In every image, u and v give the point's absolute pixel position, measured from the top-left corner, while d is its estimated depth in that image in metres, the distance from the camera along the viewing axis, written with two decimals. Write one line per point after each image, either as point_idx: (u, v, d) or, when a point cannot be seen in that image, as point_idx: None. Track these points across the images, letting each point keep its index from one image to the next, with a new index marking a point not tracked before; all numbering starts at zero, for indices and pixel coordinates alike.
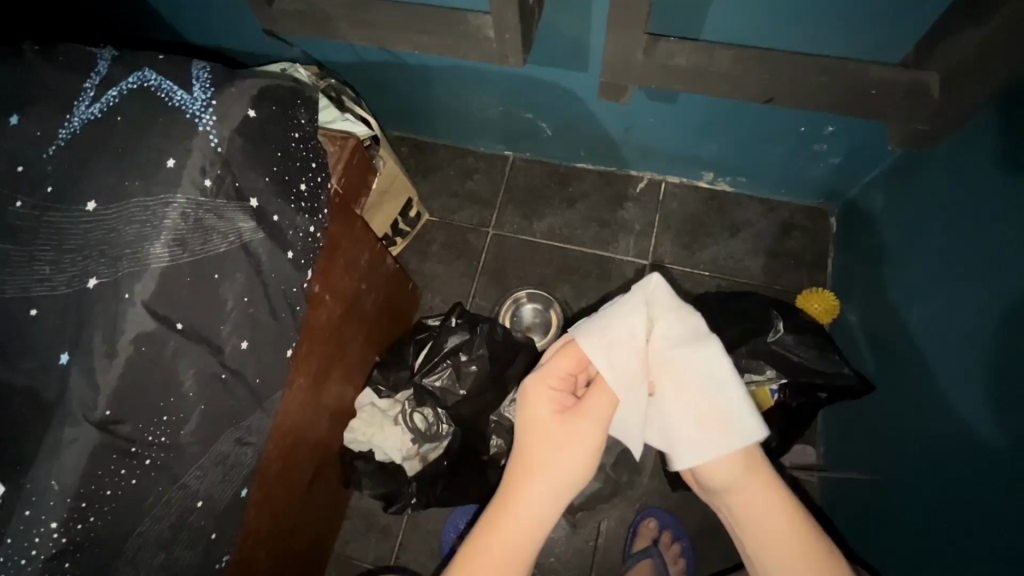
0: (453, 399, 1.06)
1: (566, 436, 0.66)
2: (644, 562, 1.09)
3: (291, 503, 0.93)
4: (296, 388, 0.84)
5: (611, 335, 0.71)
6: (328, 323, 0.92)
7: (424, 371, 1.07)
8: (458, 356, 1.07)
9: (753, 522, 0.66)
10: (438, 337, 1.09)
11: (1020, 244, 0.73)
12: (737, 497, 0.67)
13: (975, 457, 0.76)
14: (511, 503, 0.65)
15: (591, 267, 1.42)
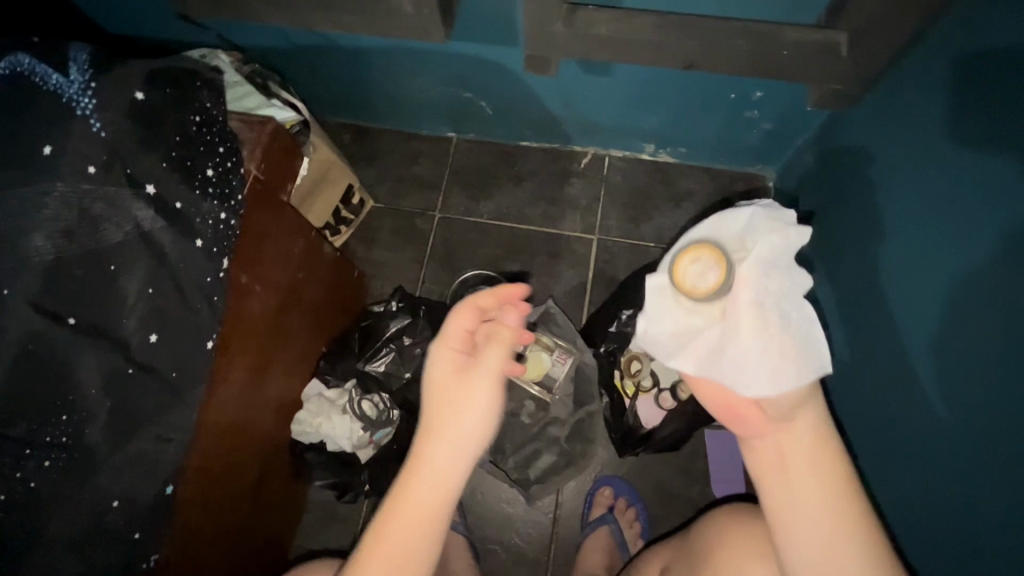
0: (397, 383, 1.07)
1: (459, 392, 0.66)
2: (601, 529, 1.12)
3: (240, 500, 0.92)
4: (230, 382, 0.84)
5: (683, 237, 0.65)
6: (262, 315, 0.90)
7: (367, 357, 1.06)
8: (400, 341, 1.07)
9: (819, 476, 0.60)
10: (381, 322, 1.08)
11: (929, 194, 0.77)
12: (804, 448, 0.61)
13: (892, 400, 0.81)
14: (411, 468, 0.65)
15: (540, 245, 1.42)
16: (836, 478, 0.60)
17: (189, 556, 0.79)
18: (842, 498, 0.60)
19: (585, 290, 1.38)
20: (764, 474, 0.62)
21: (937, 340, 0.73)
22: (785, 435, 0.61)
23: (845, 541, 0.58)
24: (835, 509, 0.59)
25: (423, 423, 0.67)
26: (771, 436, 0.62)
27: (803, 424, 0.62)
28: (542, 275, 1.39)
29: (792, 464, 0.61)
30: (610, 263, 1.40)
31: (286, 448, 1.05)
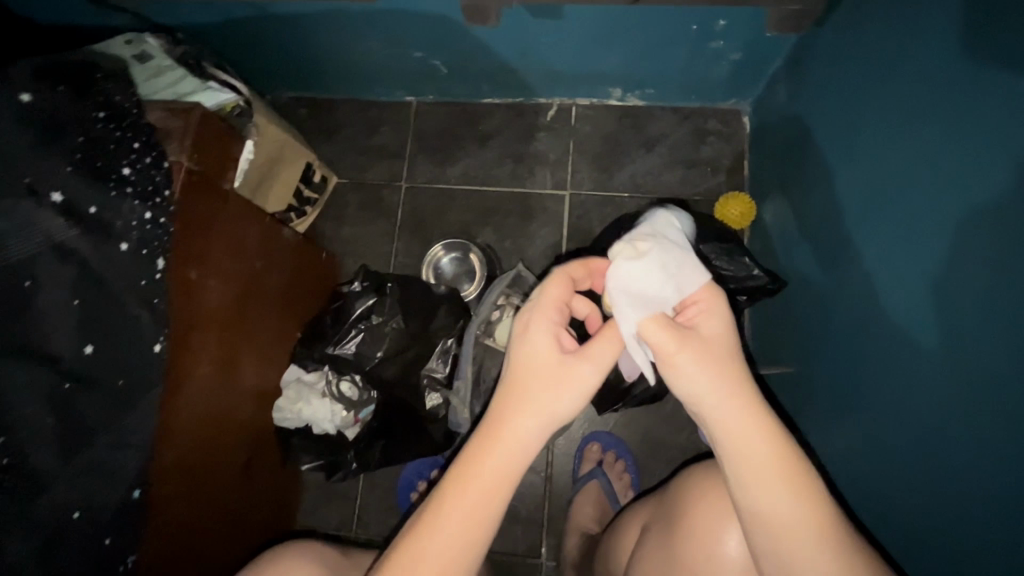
0: (371, 362, 1.05)
1: (557, 377, 0.61)
2: (590, 484, 1.13)
3: (229, 488, 0.94)
4: (199, 377, 0.84)
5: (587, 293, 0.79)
6: (223, 308, 0.89)
7: (337, 341, 1.05)
8: (371, 320, 1.06)
9: (750, 451, 0.58)
10: (347, 304, 1.08)
11: (908, 113, 0.71)
12: (732, 424, 0.58)
13: (860, 336, 0.79)
14: (493, 444, 0.60)
15: (511, 206, 1.37)
16: (770, 452, 0.58)
17: (178, 547, 0.82)
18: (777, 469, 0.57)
19: (561, 248, 1.34)
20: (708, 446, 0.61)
21: (896, 271, 0.71)
22: (713, 412, 0.59)
23: (781, 513, 0.57)
24: (769, 480, 0.57)
25: (505, 387, 0.62)
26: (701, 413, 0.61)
27: (729, 401, 0.59)
28: (515, 237, 1.35)
29: (726, 438, 0.59)
30: (584, 218, 1.35)
31: (272, 434, 1.06)
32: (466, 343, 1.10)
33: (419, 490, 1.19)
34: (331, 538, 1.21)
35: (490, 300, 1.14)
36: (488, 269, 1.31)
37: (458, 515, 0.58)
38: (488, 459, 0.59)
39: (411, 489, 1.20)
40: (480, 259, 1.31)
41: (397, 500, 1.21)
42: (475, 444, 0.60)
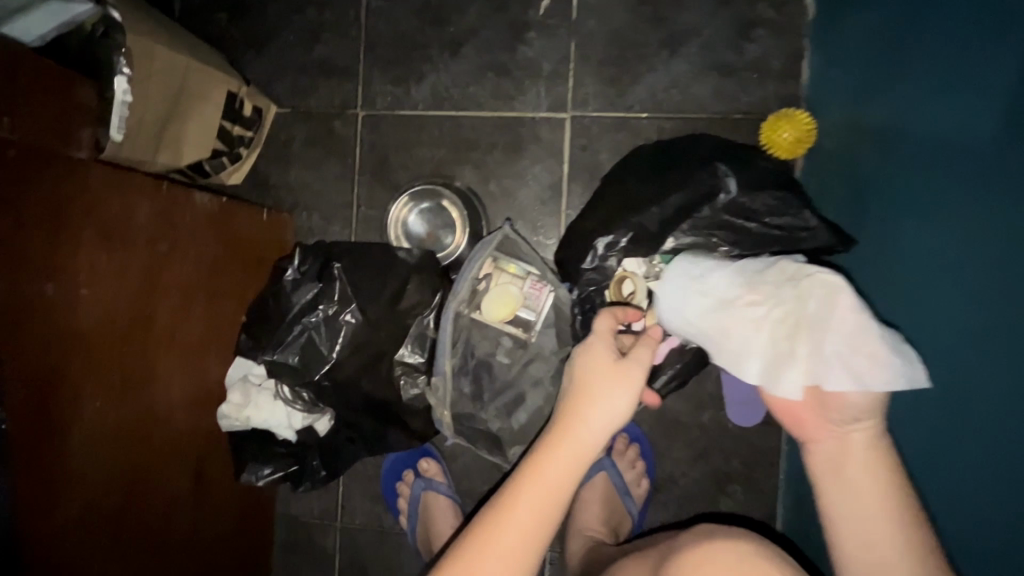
0: (320, 370, 0.85)
1: (611, 381, 0.62)
2: (598, 476, 1.00)
3: (176, 516, 0.81)
4: (95, 409, 0.67)
5: (699, 290, 0.77)
6: (121, 315, 0.70)
7: (276, 342, 0.86)
8: (317, 313, 0.85)
9: (865, 481, 0.65)
10: (284, 297, 0.87)
11: None
12: (859, 458, 0.66)
13: (984, 337, 0.58)
14: (562, 447, 0.60)
15: (496, 135, 1.07)
16: (882, 476, 0.65)
17: None
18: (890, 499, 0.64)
19: (560, 190, 1.05)
20: (822, 473, 0.68)
21: (981, 275, 0.58)
22: (842, 441, 0.67)
23: (888, 539, 0.62)
24: (886, 513, 0.63)
25: (572, 400, 0.63)
26: (826, 438, 0.69)
27: (863, 434, 0.67)
28: (502, 178, 1.07)
29: (847, 470, 0.66)
30: (590, 149, 1.05)
31: (223, 442, 0.91)
32: (442, 325, 0.90)
33: (405, 480, 1.06)
34: (316, 528, 1.11)
35: (467, 276, 0.91)
36: (471, 222, 1.05)
37: (522, 517, 0.58)
38: (551, 464, 0.59)
39: (397, 478, 1.08)
40: (460, 210, 1.05)
41: (381, 489, 1.09)
42: (542, 447, 0.61)
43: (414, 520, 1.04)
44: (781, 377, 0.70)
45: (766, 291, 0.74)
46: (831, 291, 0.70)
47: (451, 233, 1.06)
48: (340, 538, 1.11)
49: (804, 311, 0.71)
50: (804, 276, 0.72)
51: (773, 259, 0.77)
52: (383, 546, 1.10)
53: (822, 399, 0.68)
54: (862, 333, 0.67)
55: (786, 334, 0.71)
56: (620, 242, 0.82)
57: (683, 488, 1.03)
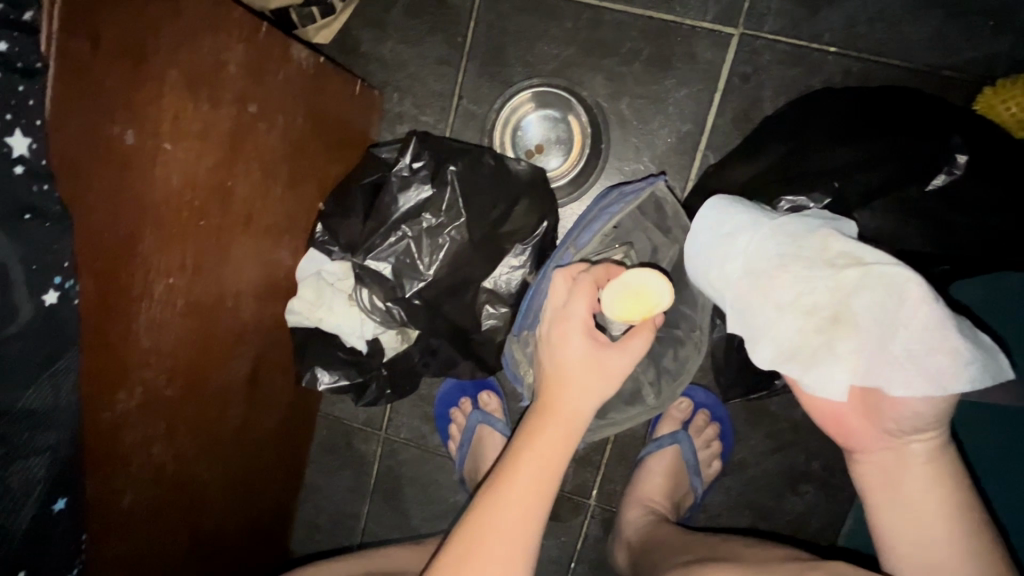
0: (412, 287, 0.76)
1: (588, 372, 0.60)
2: (669, 448, 0.93)
3: (228, 410, 0.75)
4: (163, 291, 0.57)
5: (725, 259, 0.65)
6: (201, 184, 0.58)
7: (369, 247, 0.75)
8: (420, 223, 0.75)
9: (928, 503, 0.58)
10: (385, 194, 0.75)
11: None
12: (919, 473, 0.58)
13: None
14: (549, 420, 0.61)
15: (641, 42, 0.88)
16: (946, 495, 0.58)
17: (162, 484, 0.66)
18: (964, 529, 0.57)
19: (703, 126, 0.88)
20: (873, 490, 0.61)
21: None
22: (897, 454, 0.59)
23: (957, 570, 0.56)
24: (951, 540, 0.57)
25: (553, 385, 0.63)
26: (881, 450, 0.60)
27: (922, 446, 0.58)
28: (636, 97, 0.89)
29: (905, 487, 0.59)
30: (754, 80, 0.86)
31: (287, 336, 0.84)
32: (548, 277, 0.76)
33: (461, 408, 1.01)
34: (358, 433, 1.08)
35: (600, 231, 0.76)
36: (591, 142, 0.90)
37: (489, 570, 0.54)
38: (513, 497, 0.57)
39: (452, 404, 1.02)
40: (582, 123, 0.90)
41: (432, 411, 1.04)
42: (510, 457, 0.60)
43: (464, 450, 1.00)
44: (818, 375, 0.57)
45: (798, 269, 0.59)
46: (894, 285, 0.55)
47: (566, 151, 0.91)
48: (381, 448, 1.07)
49: (849, 301, 0.57)
50: (855, 264, 0.57)
51: (815, 227, 0.61)
52: (424, 465, 1.07)
53: (870, 403, 0.58)
54: (919, 330, 0.54)
55: (823, 324, 0.58)
56: (809, 206, 0.70)
57: (753, 478, 0.95)
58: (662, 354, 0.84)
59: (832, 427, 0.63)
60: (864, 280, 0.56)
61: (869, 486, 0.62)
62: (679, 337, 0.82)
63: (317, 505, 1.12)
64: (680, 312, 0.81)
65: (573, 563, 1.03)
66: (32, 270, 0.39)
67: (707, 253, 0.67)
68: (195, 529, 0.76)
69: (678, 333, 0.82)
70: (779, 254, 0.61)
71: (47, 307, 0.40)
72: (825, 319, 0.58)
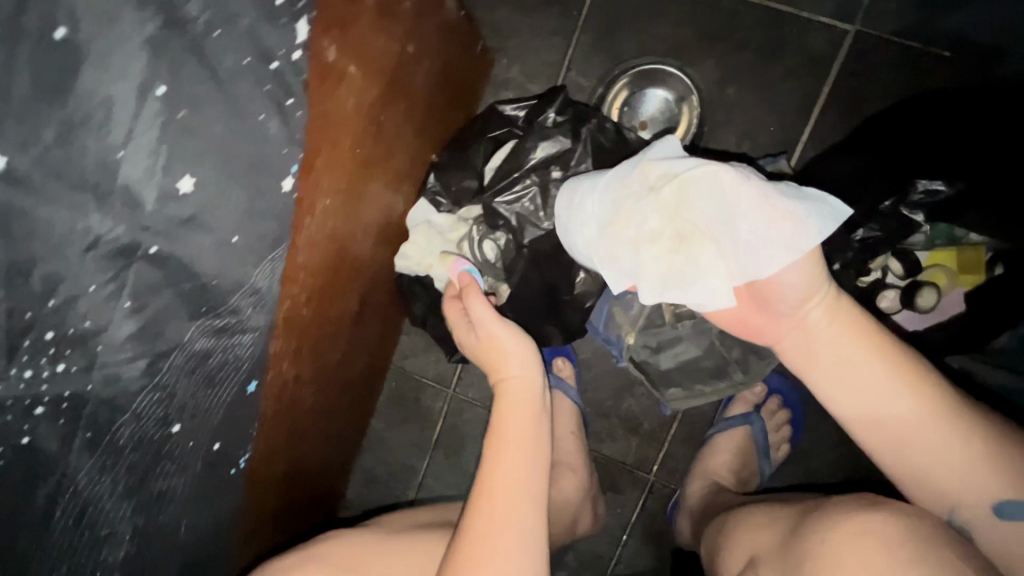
0: (529, 235, 0.80)
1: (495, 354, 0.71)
2: (739, 428, 0.95)
3: (338, 340, 0.79)
4: (321, 211, 0.60)
5: (587, 216, 0.68)
6: (365, 113, 0.61)
7: (497, 188, 0.79)
8: (549, 177, 0.79)
9: (847, 358, 0.61)
10: (522, 142, 0.80)
11: None
12: (825, 336, 0.61)
13: None
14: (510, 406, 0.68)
15: (755, 31, 0.90)
16: (886, 363, 0.59)
17: (289, 399, 0.70)
18: (915, 400, 0.58)
19: (807, 117, 0.90)
20: (814, 382, 0.63)
21: None
22: (803, 329, 0.62)
23: (936, 446, 0.57)
24: (917, 414, 0.58)
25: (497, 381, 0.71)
26: (790, 331, 0.63)
27: (818, 312, 0.61)
28: (744, 84, 0.91)
29: (866, 397, 0.60)
30: (864, 77, 0.88)
31: (388, 280, 0.87)
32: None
33: None
34: (426, 389, 1.11)
35: None
36: (695, 123, 0.93)
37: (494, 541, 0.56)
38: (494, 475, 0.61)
39: None
40: (688, 105, 0.92)
41: None
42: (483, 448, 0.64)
43: None
44: (701, 290, 0.61)
45: (635, 205, 0.63)
46: (712, 182, 0.59)
47: (669, 130, 0.93)
48: (448, 405, 1.10)
49: (681, 212, 0.61)
50: (674, 177, 0.61)
51: (632, 162, 0.66)
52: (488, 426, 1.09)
53: (759, 298, 0.62)
54: (741, 230, 0.58)
55: (675, 245, 0.62)
56: (944, 190, 0.74)
57: (816, 467, 0.97)
58: None
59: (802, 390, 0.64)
60: (694, 181, 0.60)
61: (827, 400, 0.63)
62: None
63: (378, 457, 1.14)
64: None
65: (625, 535, 1.05)
66: (284, 155, 0.45)
67: (567, 217, 0.70)
68: (292, 454, 0.79)
69: None
70: (619, 195, 0.65)
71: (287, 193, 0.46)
72: (685, 247, 0.62)
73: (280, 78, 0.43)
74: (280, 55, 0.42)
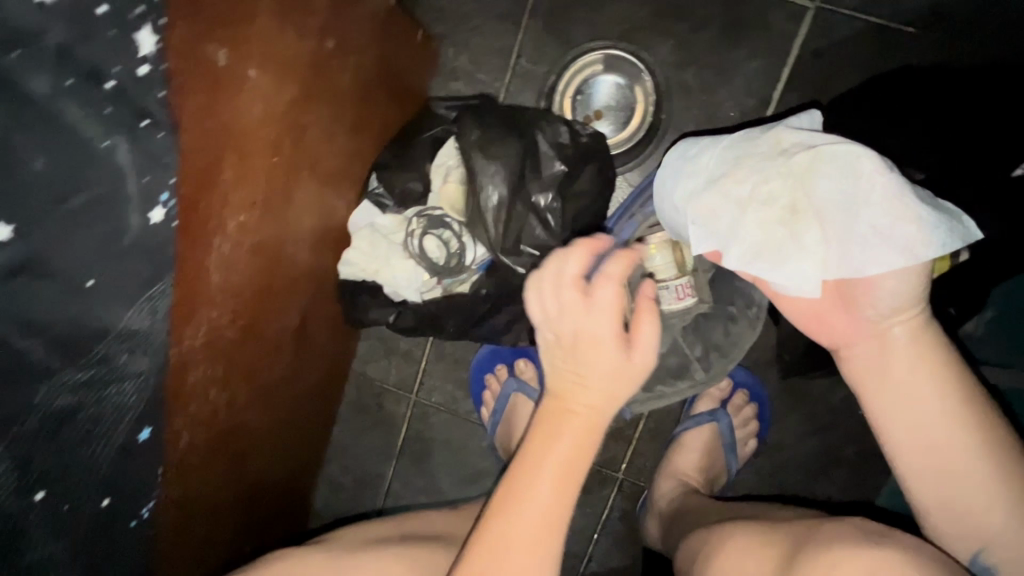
0: (550, 258, 0.76)
1: (592, 356, 0.53)
2: (707, 425, 0.93)
3: (280, 357, 0.74)
4: (232, 229, 0.55)
5: (694, 176, 0.67)
6: (278, 118, 0.56)
7: (495, 241, 0.74)
8: (532, 200, 0.74)
9: (917, 383, 0.57)
10: (473, 172, 0.73)
11: None
12: (903, 356, 0.57)
13: None
14: (563, 419, 0.54)
15: (714, 9, 0.85)
16: (959, 396, 0.56)
17: (221, 424, 0.66)
18: (983, 447, 0.55)
19: (768, 100, 0.86)
20: (877, 400, 0.59)
21: None
22: (879, 341, 0.59)
23: (986, 492, 0.55)
24: (978, 460, 0.55)
25: (570, 378, 0.54)
26: (864, 338, 0.59)
27: (903, 329, 0.58)
28: (703, 67, 0.87)
29: (930, 426, 0.56)
30: (827, 57, 0.84)
31: (334, 288, 0.82)
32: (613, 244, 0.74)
33: (496, 374, 1.01)
34: (388, 395, 1.07)
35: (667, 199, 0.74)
36: (652, 111, 0.88)
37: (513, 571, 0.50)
38: (527, 503, 0.52)
39: (487, 371, 1.02)
40: (644, 91, 0.88)
41: (467, 377, 1.04)
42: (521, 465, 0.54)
43: (498, 417, 0.99)
44: (790, 269, 0.59)
45: (756, 164, 0.63)
46: (846, 162, 0.58)
47: (626, 119, 0.89)
48: (411, 411, 1.07)
49: (807, 188, 0.60)
50: (803, 150, 0.61)
51: (765, 129, 0.66)
52: (453, 430, 1.07)
53: (848, 296, 0.59)
54: (896, 217, 0.56)
55: (784, 215, 0.60)
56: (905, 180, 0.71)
57: (786, 459, 0.95)
58: (711, 330, 0.83)
59: (859, 388, 0.61)
60: (824, 164, 0.59)
61: (884, 417, 0.58)
62: (733, 313, 0.82)
63: (342, 465, 1.11)
64: (732, 287, 0.81)
65: (596, 534, 1.03)
66: (144, 183, 0.40)
67: (676, 168, 0.70)
68: (237, 478, 0.75)
69: (731, 307, 0.82)
70: (744, 159, 0.64)
71: (151, 225, 0.41)
72: (797, 216, 0.60)
73: (122, 96, 0.37)
74: (116, 69, 0.37)
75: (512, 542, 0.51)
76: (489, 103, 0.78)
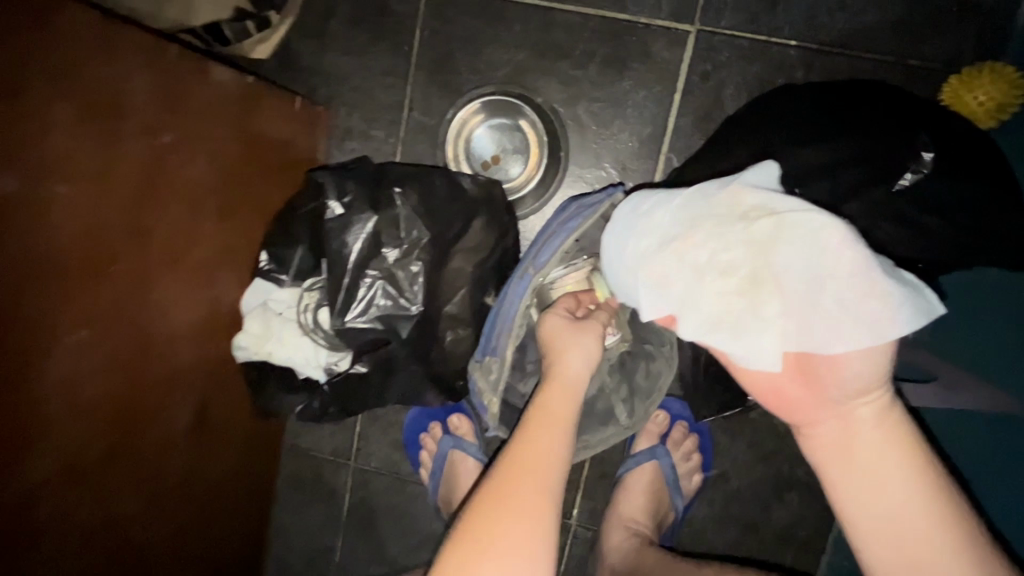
0: (405, 325, 0.72)
1: (570, 337, 0.65)
2: (647, 464, 0.89)
3: (173, 459, 0.70)
4: (71, 346, 0.52)
5: (646, 234, 0.57)
6: (113, 223, 0.53)
7: (340, 305, 0.70)
8: (389, 266, 0.71)
9: (886, 473, 0.51)
10: (330, 242, 0.70)
11: None
12: (873, 442, 0.52)
13: None
14: (549, 389, 0.61)
15: (596, 43, 0.84)
16: (925, 487, 0.50)
17: (101, 546, 0.61)
18: (954, 550, 0.49)
19: (664, 128, 0.84)
20: (840, 484, 0.54)
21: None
22: (846, 422, 0.53)
23: None
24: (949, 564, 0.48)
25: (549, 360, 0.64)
26: (828, 419, 0.54)
27: (870, 411, 0.52)
28: (594, 102, 0.85)
29: (896, 520, 0.50)
30: (714, 78, 0.82)
31: (234, 372, 0.79)
32: (510, 301, 0.71)
33: (430, 434, 0.97)
34: (325, 464, 1.03)
35: (559, 247, 0.69)
36: (548, 151, 0.86)
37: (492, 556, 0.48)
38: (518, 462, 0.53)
39: (421, 430, 0.98)
40: (536, 131, 0.86)
41: (403, 437, 1.00)
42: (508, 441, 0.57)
43: (436, 478, 0.95)
44: (749, 345, 0.51)
45: (712, 227, 0.52)
46: (811, 233, 0.49)
47: (523, 161, 0.87)
48: (351, 479, 1.03)
49: (768, 258, 0.50)
50: (766, 215, 0.51)
51: (721, 182, 0.55)
52: (397, 492, 1.02)
53: (812, 373, 0.52)
54: (869, 298, 0.48)
55: (743, 287, 0.51)
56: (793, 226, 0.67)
57: (737, 488, 0.91)
58: (634, 369, 0.81)
59: (821, 467, 0.55)
60: (788, 231, 0.49)
61: (852, 504, 0.53)
62: (650, 352, 0.79)
63: (288, 541, 1.06)
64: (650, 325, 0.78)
65: None
66: None
67: (626, 221, 0.59)
68: None
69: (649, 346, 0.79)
70: (700, 218, 0.54)
71: None
72: (758, 287, 0.51)
73: None
74: None
75: (497, 505, 0.50)
76: (347, 175, 0.74)
